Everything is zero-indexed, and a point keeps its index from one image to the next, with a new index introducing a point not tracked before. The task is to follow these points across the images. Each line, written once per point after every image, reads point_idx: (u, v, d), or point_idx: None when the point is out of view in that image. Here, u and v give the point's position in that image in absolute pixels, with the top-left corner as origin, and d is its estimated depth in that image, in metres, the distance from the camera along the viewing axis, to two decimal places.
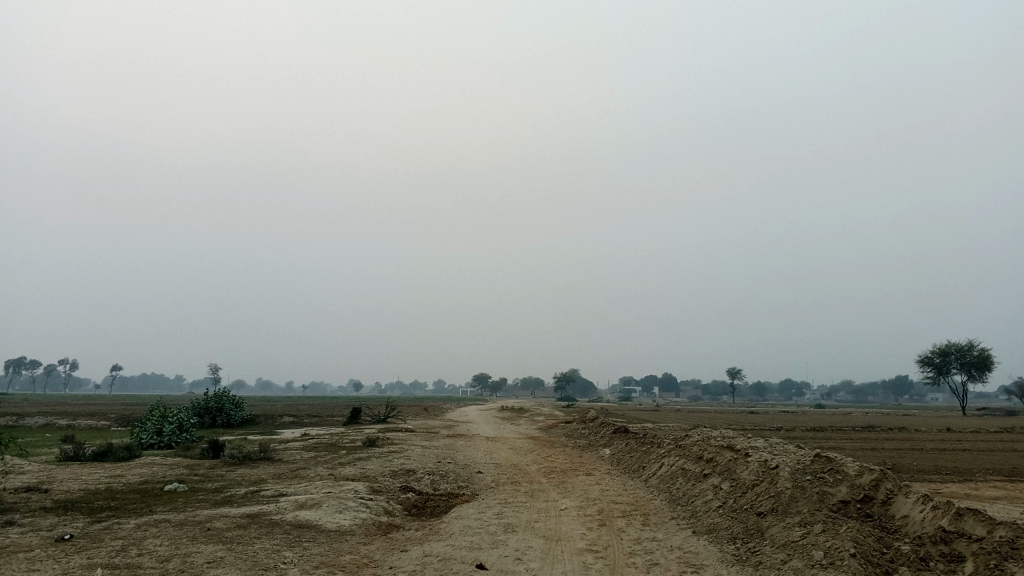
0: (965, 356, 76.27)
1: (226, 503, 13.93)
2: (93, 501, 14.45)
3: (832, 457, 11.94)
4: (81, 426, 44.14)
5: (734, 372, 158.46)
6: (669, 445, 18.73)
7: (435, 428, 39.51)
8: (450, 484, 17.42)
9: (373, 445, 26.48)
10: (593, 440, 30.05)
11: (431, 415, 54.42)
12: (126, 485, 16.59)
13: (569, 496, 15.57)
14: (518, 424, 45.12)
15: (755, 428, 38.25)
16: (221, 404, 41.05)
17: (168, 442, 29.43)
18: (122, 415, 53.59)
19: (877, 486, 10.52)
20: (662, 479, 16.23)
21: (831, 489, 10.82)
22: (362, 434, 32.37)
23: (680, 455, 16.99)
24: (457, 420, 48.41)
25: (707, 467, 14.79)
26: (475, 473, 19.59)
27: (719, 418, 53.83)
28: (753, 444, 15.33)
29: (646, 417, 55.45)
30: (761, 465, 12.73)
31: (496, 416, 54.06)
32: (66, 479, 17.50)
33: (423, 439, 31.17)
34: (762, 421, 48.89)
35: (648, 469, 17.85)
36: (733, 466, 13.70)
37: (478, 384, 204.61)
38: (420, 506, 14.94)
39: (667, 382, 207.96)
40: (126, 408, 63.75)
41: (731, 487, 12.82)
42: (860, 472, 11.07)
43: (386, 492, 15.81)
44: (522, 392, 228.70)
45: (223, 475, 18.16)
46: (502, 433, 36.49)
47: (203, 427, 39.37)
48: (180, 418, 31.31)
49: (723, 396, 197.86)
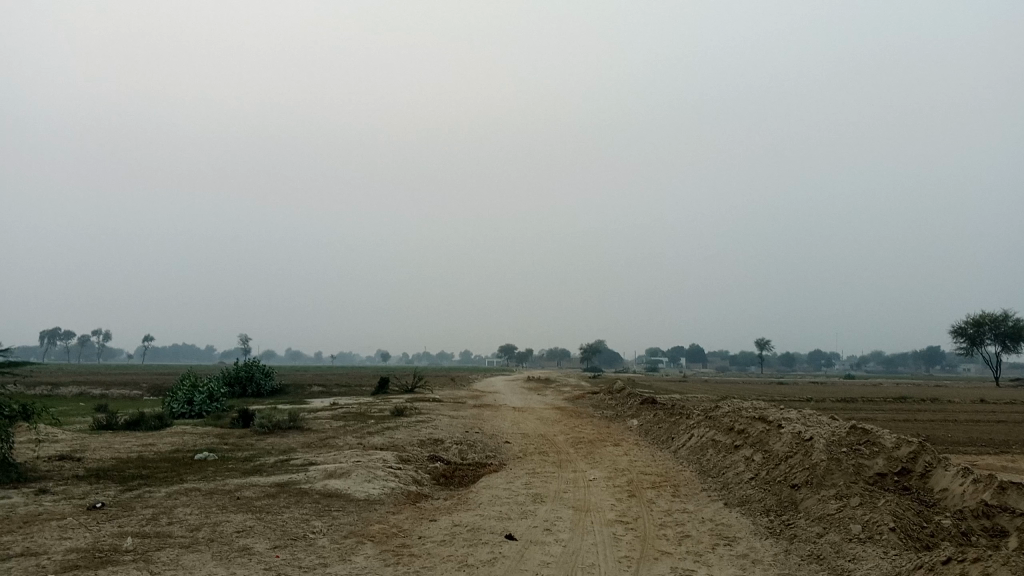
0: (1000, 326, 74.94)
1: (255, 472, 13.97)
2: (125, 469, 14.59)
3: (868, 429, 11.68)
4: (114, 395, 44.81)
5: (762, 343, 157.16)
6: (699, 416, 18.52)
7: (463, 398, 39.58)
8: (478, 454, 17.39)
9: (401, 414, 26.55)
10: (621, 411, 29.90)
11: (458, 385, 54.56)
12: (158, 454, 16.74)
13: (598, 467, 15.45)
14: (544, 395, 45.14)
15: (784, 399, 37.87)
16: (250, 374, 41.44)
17: (199, 412, 29.75)
18: (154, 385, 54.30)
19: (915, 458, 10.26)
20: (692, 450, 16.05)
21: (868, 461, 10.58)
22: (390, 404, 32.48)
23: (710, 426, 16.78)
24: (483, 390, 48.47)
25: (738, 438, 14.60)
26: (503, 443, 19.54)
27: (747, 388, 53.41)
28: (785, 415, 15.10)
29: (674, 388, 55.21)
30: (795, 437, 12.51)
31: (522, 387, 54.09)
32: (99, 448, 17.71)
33: (449, 408, 31.21)
34: (792, 391, 48.44)
35: (678, 440, 17.66)
36: (766, 438, 13.50)
37: (504, 355, 205.13)
38: (449, 476, 14.91)
39: (694, 352, 207.21)
40: (158, 378, 64.62)
41: (763, 459, 12.62)
42: (898, 444, 10.81)
43: (414, 461, 15.81)
44: (548, 361, 229.10)
45: (253, 444, 18.26)
46: (529, 403, 36.49)
47: (233, 395, 39.80)
48: (210, 387, 31.61)
49: (750, 368, 196.81)
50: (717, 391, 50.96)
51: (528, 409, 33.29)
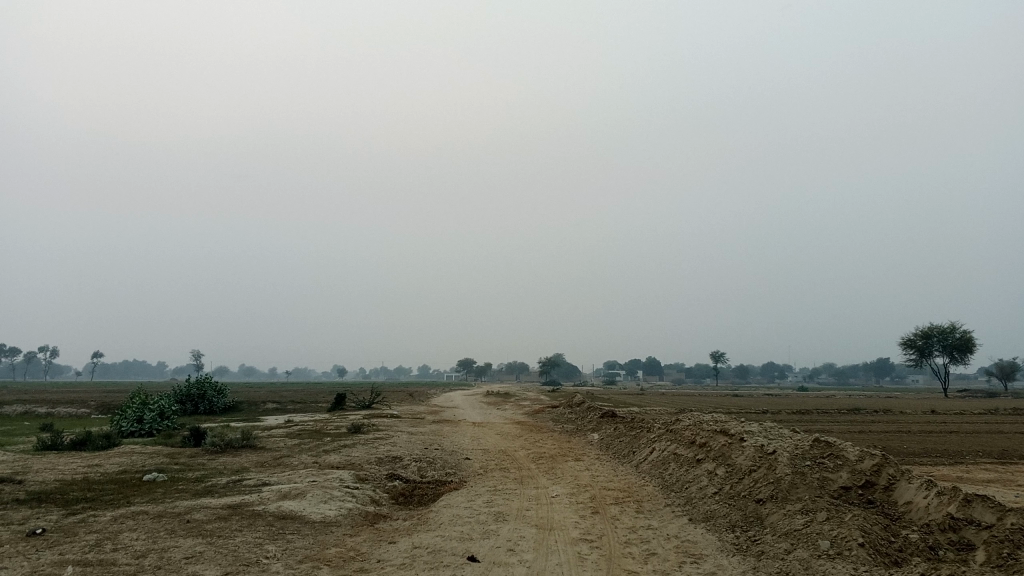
0: (947, 339, 76.63)
1: (207, 493, 13.50)
2: (69, 492, 13.99)
3: (831, 441, 11.64)
4: (60, 413, 43.44)
5: (717, 355, 158.67)
6: (660, 429, 18.41)
7: (421, 413, 39.16)
8: (438, 471, 17.06)
9: (358, 431, 26.07)
10: (581, 425, 29.74)
11: (416, 400, 54.05)
12: (104, 476, 16.10)
13: (560, 483, 15.23)
14: (503, 409, 44.88)
15: (743, 412, 38.02)
16: (203, 391, 40.48)
17: (149, 430, 28.90)
18: (101, 402, 52.89)
19: (879, 471, 10.22)
20: (654, 464, 15.93)
21: (832, 475, 10.54)
22: (348, 421, 31.93)
23: (671, 440, 16.68)
24: (441, 405, 48.08)
25: (699, 452, 14.50)
26: (463, 459, 19.25)
27: (704, 401, 53.79)
28: (747, 428, 15.08)
29: (633, 400, 55.36)
30: (757, 450, 12.43)
31: (480, 401, 53.70)
32: (42, 469, 17.00)
33: (407, 424, 30.79)
34: (749, 404, 48.83)
35: (639, 454, 17.50)
36: (728, 451, 13.41)
37: (462, 370, 204.08)
38: (408, 494, 14.55)
39: (651, 366, 208.41)
40: (106, 396, 62.65)
41: (727, 473, 12.52)
42: (862, 457, 10.77)
43: (372, 480, 15.44)
44: (506, 376, 228.58)
45: (205, 463, 17.69)
46: (488, 418, 36.21)
47: (185, 414, 38.84)
48: (161, 405, 30.76)
49: (706, 381, 198.45)
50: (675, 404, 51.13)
51: (487, 424, 32.95)
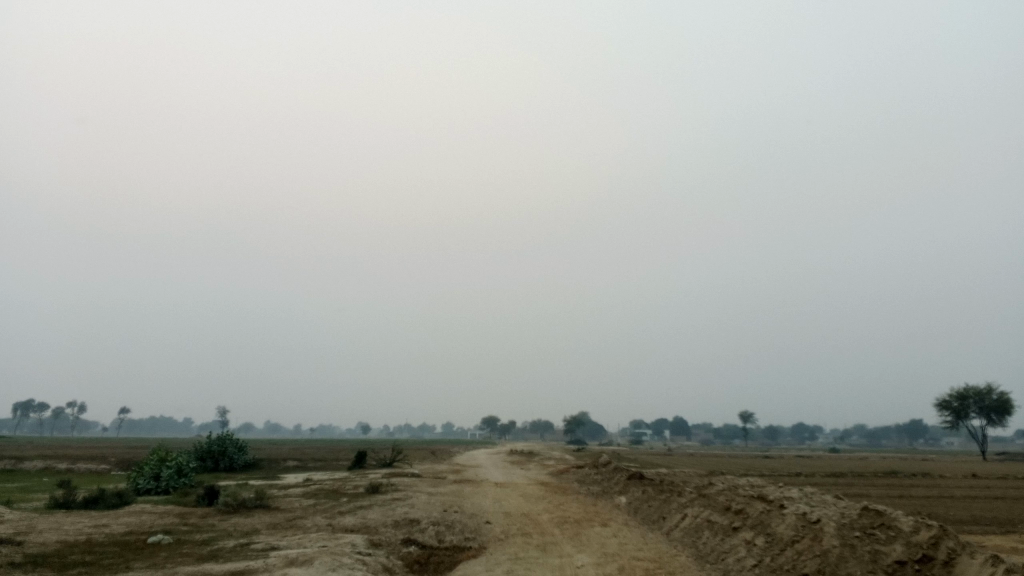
0: (984, 400, 74.44)
1: (211, 558, 12.75)
2: (68, 555, 13.30)
3: (882, 510, 10.69)
4: (79, 469, 42.71)
5: (746, 416, 155.73)
6: (692, 494, 17.40)
7: (443, 473, 38.17)
8: (457, 536, 16.18)
9: (376, 492, 25.19)
10: (607, 487, 28.61)
11: (437, 459, 52.87)
12: (108, 537, 15.37)
13: (585, 551, 14.28)
14: (527, 469, 43.79)
15: (774, 474, 36.59)
16: (223, 447, 39.83)
17: (165, 488, 28.23)
18: (122, 459, 52.14)
19: (937, 544, 9.28)
20: (686, 532, 14.93)
21: (885, 548, 9.63)
22: (366, 480, 31.14)
23: (704, 505, 15.72)
24: (465, 465, 46.97)
25: (736, 520, 13.54)
26: (484, 524, 18.30)
27: (735, 463, 52.17)
28: (787, 493, 14.10)
29: (660, 461, 53.61)
30: (800, 519, 11.49)
31: (504, 460, 52.40)
32: (46, 529, 16.34)
33: (427, 484, 29.98)
34: (783, 466, 47.21)
35: (671, 520, 16.50)
36: (767, 519, 12.48)
37: (485, 428, 201.82)
38: (424, 562, 13.75)
39: (677, 425, 204.77)
40: (127, 451, 61.87)
41: (767, 544, 11.59)
42: (917, 528, 9.83)
43: (386, 546, 14.61)
44: (530, 435, 226.01)
45: (213, 525, 16.91)
46: (511, 478, 35.21)
47: (205, 470, 38.21)
48: (180, 460, 30.07)
49: (735, 441, 194.85)
50: (706, 465, 49.61)
51: (510, 484, 31.87)
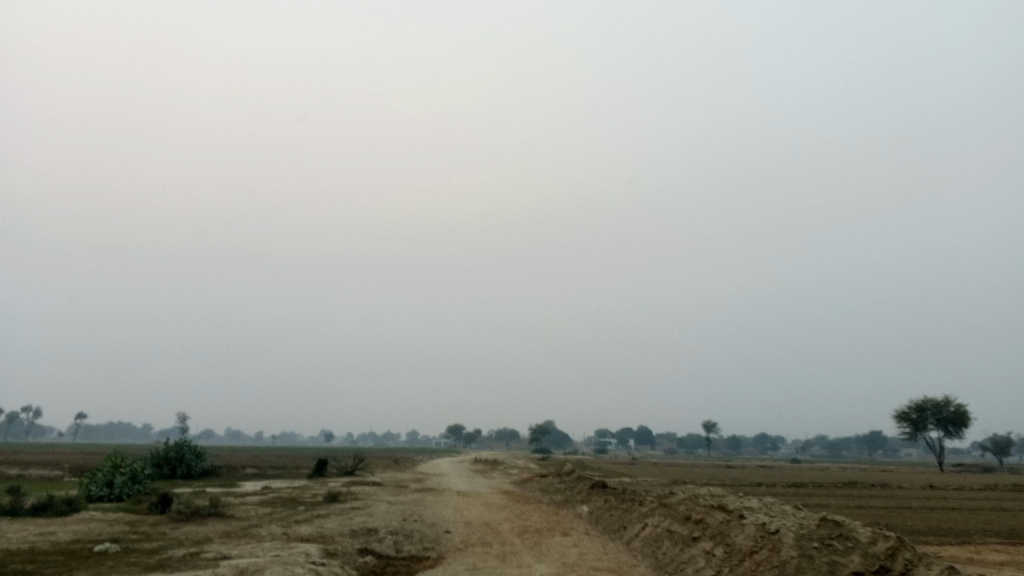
0: (941, 412, 75.62)
1: (158, 567, 12.40)
2: (8, 564, 12.82)
3: (840, 521, 10.66)
4: (31, 476, 41.64)
5: (709, 426, 156.72)
6: (653, 504, 17.33)
7: (405, 482, 37.76)
8: (415, 545, 15.92)
9: (335, 500, 24.82)
10: (570, 496, 28.46)
11: (400, 467, 52.42)
12: (53, 546, 14.88)
13: (544, 561, 14.09)
14: (491, 478, 43.54)
15: (736, 484, 36.74)
16: (181, 454, 39.09)
17: (118, 495, 27.55)
18: (76, 465, 50.91)
19: (894, 555, 9.25)
20: (646, 542, 14.84)
21: (842, 559, 9.58)
22: (326, 488, 30.66)
23: (665, 515, 15.64)
24: (428, 473, 46.57)
25: (695, 529, 13.47)
26: (444, 533, 18.06)
27: (698, 473, 52.39)
28: (746, 504, 14.06)
29: (624, 471, 53.62)
30: (759, 529, 11.43)
31: (467, 469, 52.07)
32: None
33: (388, 493, 29.63)
34: (745, 477, 47.49)
35: (631, 530, 16.40)
36: (726, 529, 12.40)
37: (450, 437, 201.00)
38: (380, 573, 13.47)
39: (641, 436, 205.50)
40: (81, 458, 60.39)
41: (725, 554, 11.51)
42: (874, 539, 9.80)
43: (342, 555, 14.30)
44: (495, 444, 225.48)
45: (165, 533, 16.48)
46: (474, 488, 34.96)
47: (161, 478, 37.44)
48: (135, 467, 29.39)
49: (698, 451, 196.09)
50: (670, 474, 49.70)
51: (472, 493, 31.62)
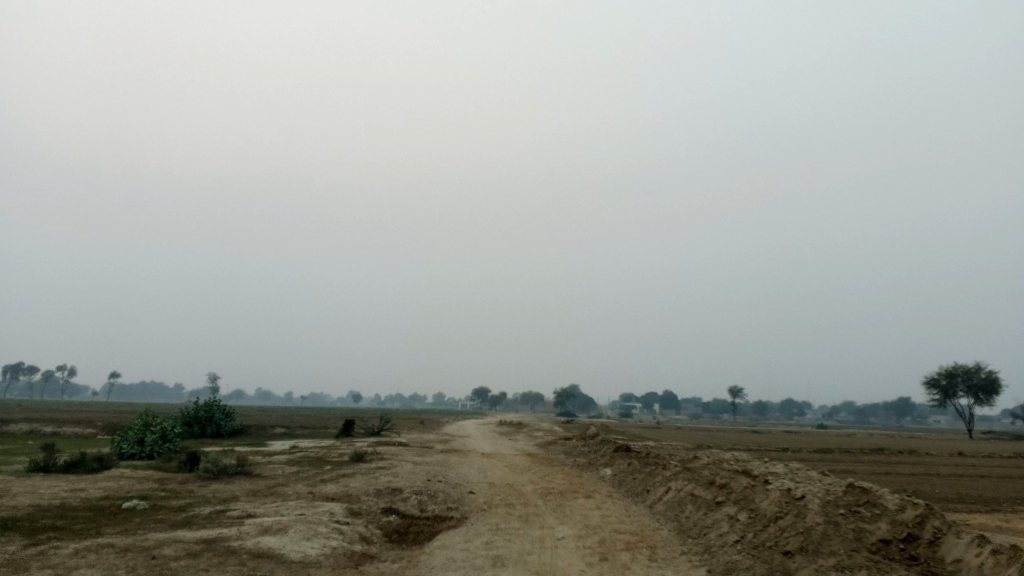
0: (972, 379, 74.70)
1: (184, 525, 12.54)
2: (39, 519, 13.04)
3: (867, 488, 10.48)
4: (66, 433, 42.44)
5: (736, 391, 156.29)
6: (676, 468, 17.25)
7: (431, 443, 37.96)
8: (439, 505, 15.99)
9: (361, 460, 25.01)
10: (594, 459, 28.48)
11: (426, 429, 52.80)
12: (83, 502, 15.11)
13: (567, 523, 14.09)
14: (515, 440, 43.68)
15: (761, 449, 36.62)
16: (211, 414, 39.62)
17: (149, 453, 27.99)
18: (109, 423, 51.79)
19: (923, 523, 9.09)
20: (670, 506, 14.77)
21: (869, 526, 9.43)
22: (352, 448, 30.93)
23: (688, 479, 15.55)
24: (454, 434, 46.86)
25: (719, 494, 13.38)
26: (467, 494, 18.12)
27: (723, 437, 52.28)
28: (772, 469, 13.92)
29: (649, 435, 53.69)
30: (784, 495, 11.30)
31: (492, 431, 52.39)
32: (21, 493, 16.08)
33: (414, 454, 29.82)
34: (771, 442, 47.34)
35: (654, 494, 16.36)
36: (751, 494, 12.28)
37: (476, 399, 202.58)
38: (403, 532, 13.52)
39: (667, 400, 205.48)
40: (114, 417, 61.35)
41: (750, 519, 11.39)
42: (902, 506, 9.63)
43: (366, 514, 14.39)
44: (521, 407, 226.82)
45: (192, 491, 16.67)
46: (499, 449, 35.11)
47: (191, 437, 37.98)
48: (165, 426, 29.79)
49: (724, 416, 195.94)
50: (695, 439, 49.60)
51: (497, 455, 31.75)
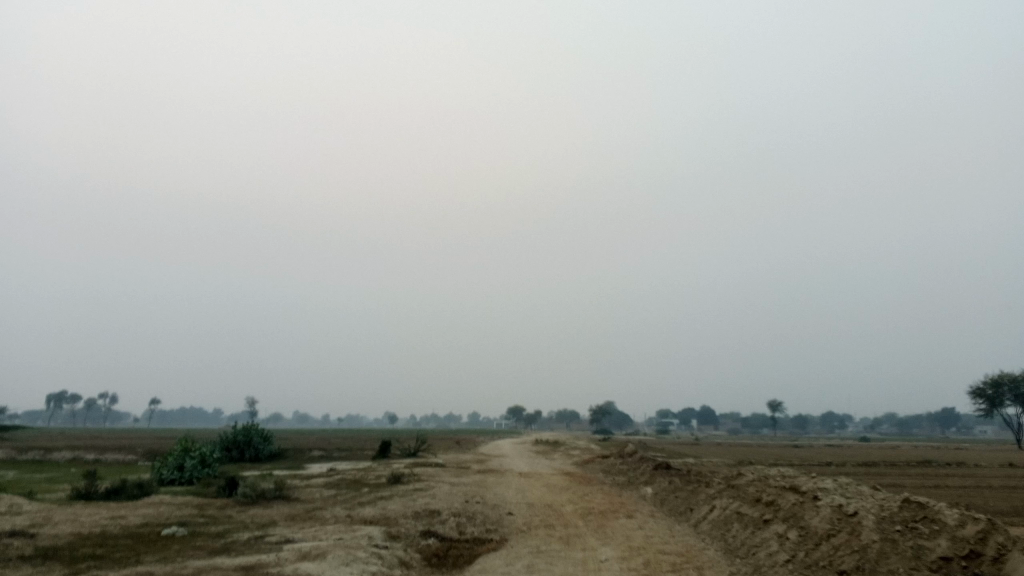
0: (1019, 387, 72.76)
1: (222, 551, 12.44)
2: (79, 548, 13.02)
3: (924, 503, 10.07)
4: (107, 460, 42.82)
5: (774, 405, 153.90)
6: (720, 485, 16.83)
7: (468, 463, 37.68)
8: (478, 527, 15.74)
9: (398, 482, 24.84)
10: (634, 477, 28.03)
11: (463, 449, 52.55)
12: (123, 529, 15.09)
13: (609, 544, 13.75)
14: (552, 459, 43.27)
15: (804, 464, 35.85)
16: (249, 438, 39.77)
17: (189, 478, 28.06)
18: (150, 449, 52.25)
19: (985, 539, 8.67)
20: (715, 524, 14.38)
21: (928, 543, 9.02)
22: (390, 469, 30.79)
23: (734, 497, 15.14)
24: (491, 454, 46.56)
25: (767, 511, 12.97)
26: (506, 515, 17.85)
27: (763, 452, 51.36)
28: (820, 485, 13.50)
29: (689, 451, 52.98)
30: (836, 511, 10.90)
31: (529, 450, 52.03)
32: (63, 521, 16.11)
33: (451, 474, 29.60)
34: (813, 456, 46.39)
35: (698, 512, 15.97)
36: (800, 511, 11.89)
37: (513, 417, 201.92)
38: (442, 555, 13.30)
39: (704, 415, 203.04)
40: (155, 443, 61.88)
41: (800, 537, 11.01)
42: (963, 522, 9.21)
43: (404, 538, 14.18)
44: (557, 425, 225.61)
45: (231, 517, 16.60)
46: (536, 468, 34.75)
47: (230, 461, 38.11)
48: (203, 451, 29.88)
49: (763, 431, 193.17)
50: (736, 454, 48.75)
51: (534, 475, 31.43)
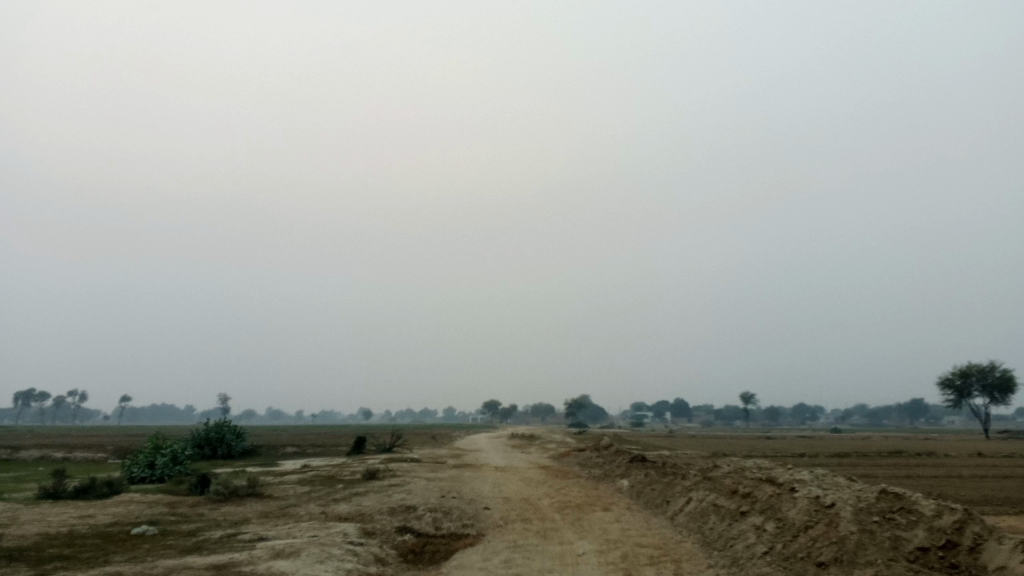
0: (987, 378, 73.86)
1: (194, 550, 12.21)
2: (46, 548, 12.72)
3: (900, 493, 10.10)
4: (76, 459, 42.12)
5: (747, 397, 155.13)
6: (696, 477, 16.83)
7: (444, 458, 37.53)
8: (454, 523, 15.62)
9: (373, 477, 24.65)
10: (609, 471, 28.02)
11: (438, 442, 52.43)
12: (91, 529, 14.77)
13: (587, 538, 13.69)
14: (528, 453, 43.21)
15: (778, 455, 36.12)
16: (221, 435, 39.33)
17: (160, 476, 27.66)
18: (121, 447, 51.49)
19: (962, 529, 8.69)
20: (692, 517, 14.36)
21: (905, 534, 9.03)
22: (364, 465, 30.57)
23: (710, 489, 15.12)
24: (467, 449, 46.43)
25: (744, 503, 12.96)
26: (483, 509, 17.74)
27: (737, 445, 51.69)
28: (796, 476, 13.51)
29: (665, 444, 53.17)
30: (813, 503, 10.90)
31: (505, 444, 52.00)
32: (29, 521, 15.76)
33: (426, 469, 29.43)
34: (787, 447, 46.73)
35: (675, 504, 15.96)
36: (777, 503, 11.88)
37: (488, 412, 201.84)
38: (419, 551, 13.15)
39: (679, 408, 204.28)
40: (127, 441, 61.09)
41: (778, 529, 11.00)
42: (939, 512, 9.23)
43: (380, 534, 14.02)
44: (533, 419, 225.95)
45: (203, 515, 16.35)
46: (511, 462, 34.69)
47: (202, 458, 37.67)
48: (174, 448, 29.47)
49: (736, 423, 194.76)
50: (711, 446, 48.99)
51: (510, 469, 31.37)
